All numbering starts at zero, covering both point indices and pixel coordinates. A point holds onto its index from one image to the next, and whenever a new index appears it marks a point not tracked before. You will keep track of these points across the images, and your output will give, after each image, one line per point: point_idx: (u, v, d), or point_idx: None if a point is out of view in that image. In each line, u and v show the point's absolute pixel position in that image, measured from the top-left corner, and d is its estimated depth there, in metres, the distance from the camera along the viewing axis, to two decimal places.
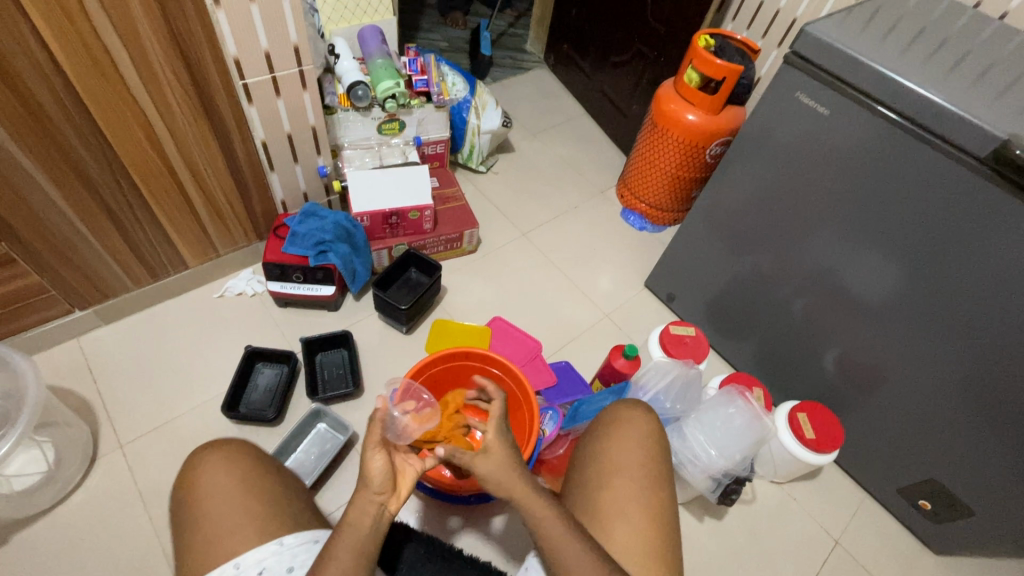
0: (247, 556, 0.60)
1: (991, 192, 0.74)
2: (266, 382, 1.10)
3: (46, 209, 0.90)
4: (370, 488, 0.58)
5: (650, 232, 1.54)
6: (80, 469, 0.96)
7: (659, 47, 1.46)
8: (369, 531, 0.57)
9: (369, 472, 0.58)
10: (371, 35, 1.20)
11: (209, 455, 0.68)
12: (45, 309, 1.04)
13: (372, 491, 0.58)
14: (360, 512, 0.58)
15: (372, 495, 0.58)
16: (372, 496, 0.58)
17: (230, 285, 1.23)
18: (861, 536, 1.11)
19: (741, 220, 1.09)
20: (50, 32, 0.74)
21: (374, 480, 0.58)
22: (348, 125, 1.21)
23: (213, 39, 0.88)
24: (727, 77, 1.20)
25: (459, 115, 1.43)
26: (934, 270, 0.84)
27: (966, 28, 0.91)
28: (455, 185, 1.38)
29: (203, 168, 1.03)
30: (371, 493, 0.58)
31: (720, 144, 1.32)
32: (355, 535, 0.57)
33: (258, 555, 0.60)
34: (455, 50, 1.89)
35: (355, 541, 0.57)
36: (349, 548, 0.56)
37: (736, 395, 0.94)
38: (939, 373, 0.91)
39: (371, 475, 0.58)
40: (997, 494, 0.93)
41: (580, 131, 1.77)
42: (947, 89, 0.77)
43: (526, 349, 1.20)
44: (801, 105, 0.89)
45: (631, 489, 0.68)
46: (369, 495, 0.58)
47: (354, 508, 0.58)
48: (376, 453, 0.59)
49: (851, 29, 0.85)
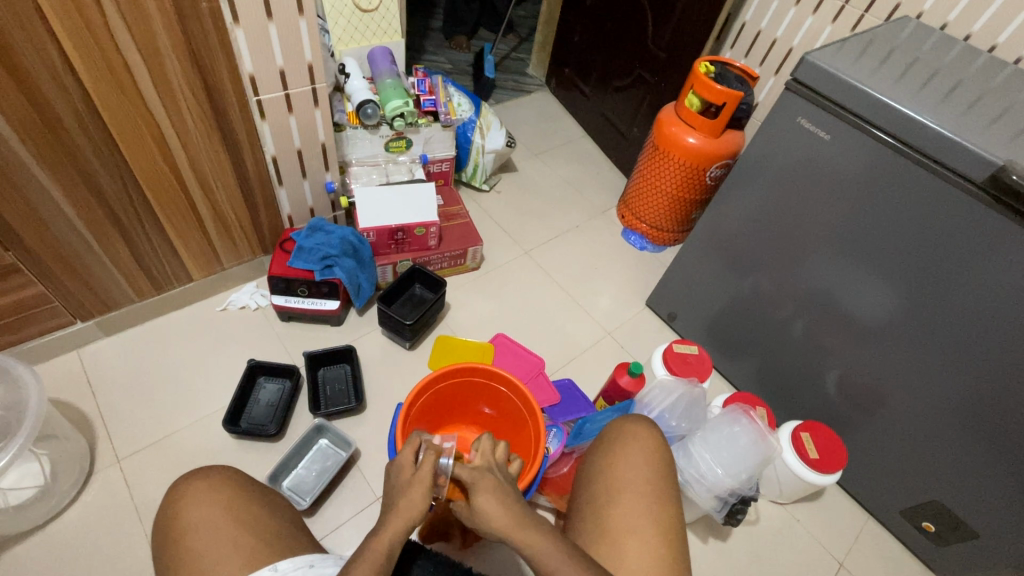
0: None
1: (992, 216, 0.76)
2: (268, 397, 1.09)
3: (54, 217, 0.90)
4: (406, 513, 0.57)
5: (650, 252, 1.55)
6: (76, 483, 0.94)
7: (659, 72, 1.50)
8: (391, 555, 0.56)
9: (410, 496, 0.58)
10: (380, 55, 1.24)
11: (193, 484, 0.67)
12: (47, 320, 1.03)
13: (407, 515, 0.57)
14: (387, 532, 0.56)
15: (405, 520, 0.57)
16: (406, 521, 0.57)
17: (233, 298, 1.23)
18: (865, 558, 1.11)
19: (742, 241, 1.11)
20: (70, 42, 0.75)
21: (412, 507, 0.58)
22: (355, 142, 1.22)
23: (230, 56, 0.90)
24: (727, 101, 1.22)
25: (465, 134, 1.46)
26: (933, 292, 0.86)
27: (957, 59, 0.95)
28: (459, 203, 1.39)
29: (213, 181, 1.03)
30: (408, 518, 0.57)
31: (720, 167, 1.34)
32: (380, 557, 0.55)
33: None
34: (459, 72, 1.94)
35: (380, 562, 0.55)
36: (374, 562, 0.54)
37: (740, 414, 0.95)
38: (942, 395, 0.92)
39: (411, 501, 0.58)
40: (1002, 516, 0.93)
41: (580, 152, 1.81)
42: (942, 116, 0.80)
43: (529, 366, 1.22)
44: (802, 129, 0.91)
45: (639, 504, 0.68)
46: (400, 522, 0.57)
47: (381, 529, 0.56)
48: (418, 487, 0.59)
49: (849, 59, 0.88)
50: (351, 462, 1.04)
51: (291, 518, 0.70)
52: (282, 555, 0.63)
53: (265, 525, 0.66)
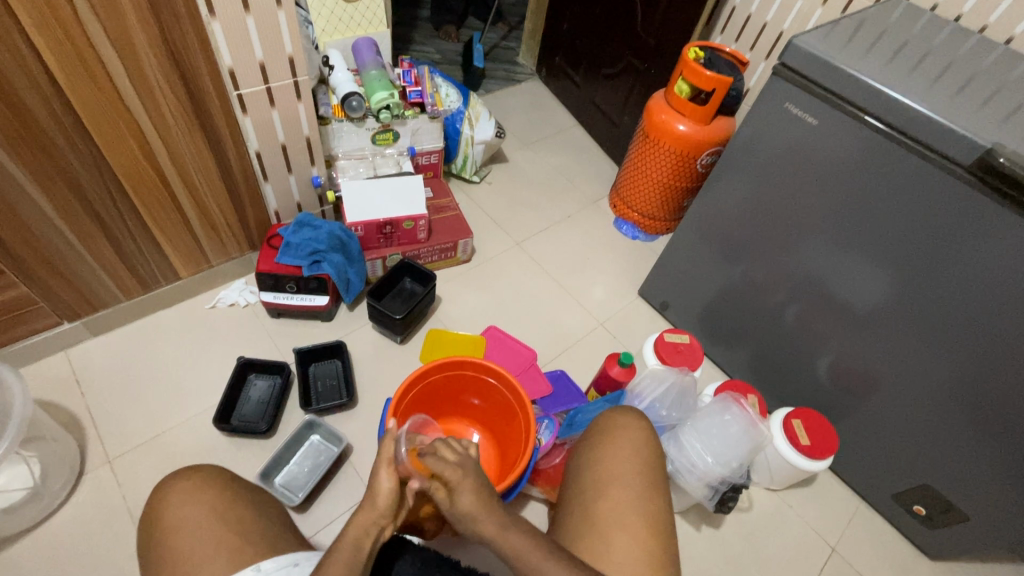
0: None
1: (983, 201, 0.75)
2: (259, 394, 1.09)
3: (35, 218, 0.89)
4: (373, 509, 0.58)
5: (642, 242, 1.55)
6: (66, 484, 0.94)
7: (648, 59, 1.49)
8: (360, 548, 0.56)
9: (377, 489, 0.58)
10: (365, 46, 1.23)
11: (176, 484, 0.67)
12: (33, 321, 1.03)
13: (376, 512, 0.58)
14: (357, 529, 0.57)
15: (373, 516, 0.58)
16: (374, 517, 0.58)
17: (222, 296, 1.22)
18: (857, 543, 1.12)
19: (732, 229, 1.10)
20: (42, 40, 0.74)
21: (379, 502, 0.58)
22: (342, 135, 1.21)
23: (208, 51, 0.88)
24: (717, 87, 1.21)
25: (453, 125, 1.45)
26: (923, 278, 0.85)
27: (945, 40, 0.94)
28: (449, 195, 1.38)
29: (196, 178, 1.02)
30: (375, 511, 0.58)
31: (711, 154, 1.33)
32: (349, 555, 0.55)
33: None
34: (449, 62, 1.91)
35: (349, 560, 0.55)
36: (345, 563, 0.55)
37: (731, 402, 0.95)
38: (930, 380, 0.92)
39: (376, 493, 0.58)
40: (993, 499, 0.94)
41: (572, 141, 1.79)
42: (932, 99, 0.79)
43: (520, 357, 1.21)
44: (790, 114, 0.90)
45: (628, 497, 0.68)
46: (368, 516, 0.57)
47: (351, 525, 0.57)
48: (384, 475, 0.59)
49: (837, 42, 0.87)
50: (343, 458, 1.04)
51: (276, 517, 0.70)
52: (265, 554, 0.63)
53: (250, 524, 0.65)
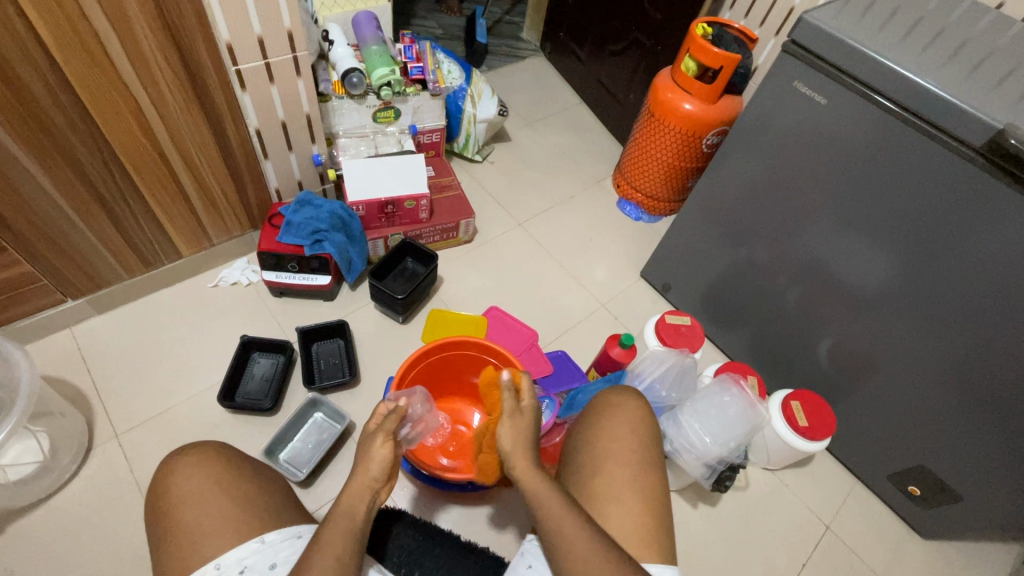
0: (230, 555, 0.61)
1: (991, 184, 0.74)
2: (262, 371, 1.10)
3: (34, 194, 0.89)
4: (367, 475, 0.59)
5: (645, 223, 1.54)
6: (75, 459, 0.96)
7: (655, 35, 1.46)
8: (357, 515, 0.58)
9: (372, 458, 0.59)
10: (366, 20, 1.19)
11: (182, 459, 0.68)
12: (38, 298, 1.03)
13: (371, 480, 0.59)
14: (350, 496, 0.58)
15: (367, 483, 0.59)
16: (368, 484, 0.59)
17: (225, 274, 1.23)
18: (851, 521, 1.13)
19: (736, 211, 1.09)
20: (35, 12, 0.72)
21: (373, 468, 0.59)
22: (342, 112, 1.19)
23: (205, 24, 0.86)
24: (725, 65, 1.18)
25: (455, 103, 1.43)
26: (927, 261, 0.85)
27: (961, 17, 0.91)
28: (452, 174, 1.37)
29: (195, 154, 1.02)
30: (370, 475, 0.59)
31: (717, 133, 1.31)
32: (345, 523, 0.57)
33: (241, 554, 0.61)
34: (451, 37, 1.88)
35: (349, 526, 0.56)
36: (347, 527, 0.56)
37: (731, 383, 0.95)
38: (931, 363, 0.93)
39: (371, 459, 0.59)
40: (988, 480, 0.95)
41: (575, 119, 1.77)
42: (945, 78, 0.77)
43: (522, 337, 1.21)
44: (798, 94, 0.89)
45: (625, 474, 0.69)
46: (361, 481, 0.59)
47: (345, 491, 0.58)
48: (381, 446, 0.60)
49: (849, 19, 0.85)
50: (346, 436, 1.06)
51: (280, 491, 0.71)
52: (269, 527, 0.65)
53: (254, 498, 0.67)
